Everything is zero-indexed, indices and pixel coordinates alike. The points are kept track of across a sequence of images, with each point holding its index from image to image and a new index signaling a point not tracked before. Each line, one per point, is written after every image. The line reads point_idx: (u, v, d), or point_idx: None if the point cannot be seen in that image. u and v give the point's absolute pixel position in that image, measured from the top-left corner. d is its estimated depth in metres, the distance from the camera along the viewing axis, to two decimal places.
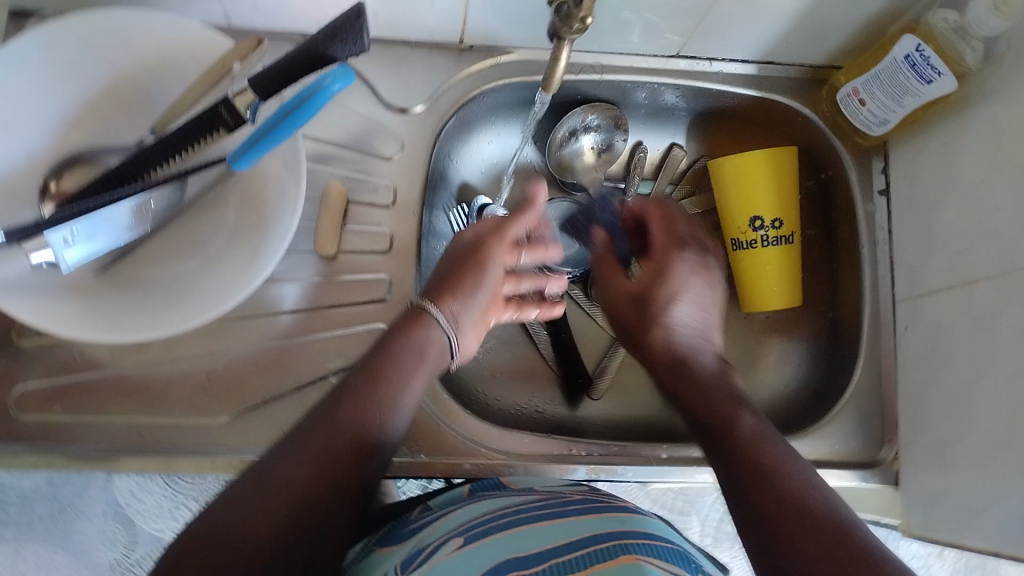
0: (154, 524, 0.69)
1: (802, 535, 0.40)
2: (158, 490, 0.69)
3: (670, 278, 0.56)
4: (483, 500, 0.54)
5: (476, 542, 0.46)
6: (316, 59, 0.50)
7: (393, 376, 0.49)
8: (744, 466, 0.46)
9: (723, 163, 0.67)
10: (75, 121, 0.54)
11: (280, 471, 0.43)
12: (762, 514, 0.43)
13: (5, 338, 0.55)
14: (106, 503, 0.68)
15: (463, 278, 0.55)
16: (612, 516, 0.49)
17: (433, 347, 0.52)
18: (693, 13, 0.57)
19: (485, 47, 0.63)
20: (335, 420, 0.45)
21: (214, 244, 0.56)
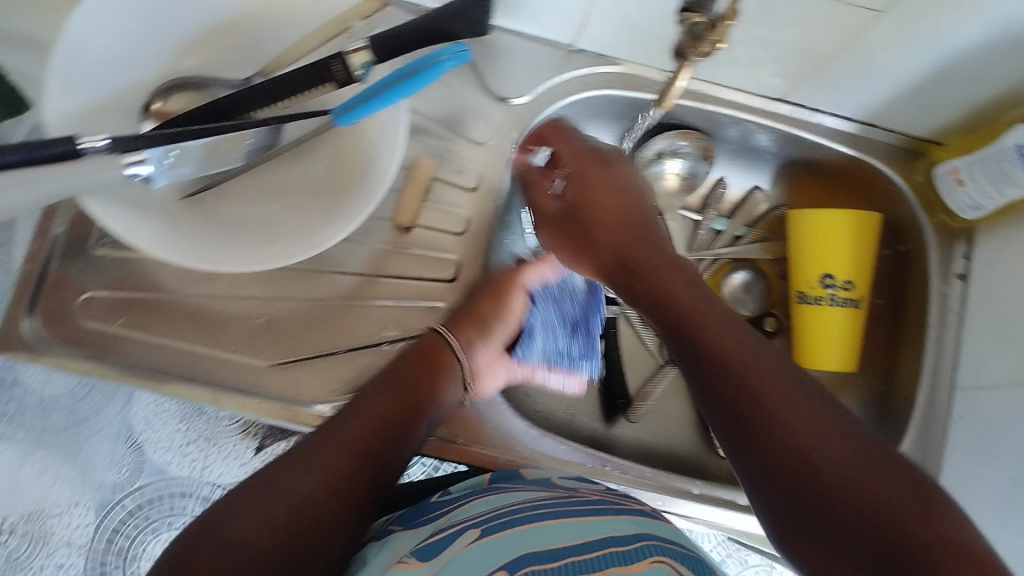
0: (162, 456, 0.70)
1: (796, 458, 0.41)
2: (172, 422, 0.71)
3: (591, 183, 0.52)
4: (498, 494, 0.53)
5: (492, 536, 0.45)
6: (435, 31, 0.52)
7: (405, 409, 0.52)
8: (727, 409, 0.44)
9: (804, 215, 0.66)
10: (189, 48, 0.55)
11: (286, 481, 0.45)
12: (764, 458, 0.42)
13: (82, 243, 0.56)
14: (119, 425, 0.69)
15: (476, 308, 0.58)
16: (630, 517, 0.50)
17: (442, 372, 0.55)
18: (810, 60, 0.57)
19: (595, 54, 0.63)
20: (333, 436, 0.48)
21: (298, 194, 0.57)
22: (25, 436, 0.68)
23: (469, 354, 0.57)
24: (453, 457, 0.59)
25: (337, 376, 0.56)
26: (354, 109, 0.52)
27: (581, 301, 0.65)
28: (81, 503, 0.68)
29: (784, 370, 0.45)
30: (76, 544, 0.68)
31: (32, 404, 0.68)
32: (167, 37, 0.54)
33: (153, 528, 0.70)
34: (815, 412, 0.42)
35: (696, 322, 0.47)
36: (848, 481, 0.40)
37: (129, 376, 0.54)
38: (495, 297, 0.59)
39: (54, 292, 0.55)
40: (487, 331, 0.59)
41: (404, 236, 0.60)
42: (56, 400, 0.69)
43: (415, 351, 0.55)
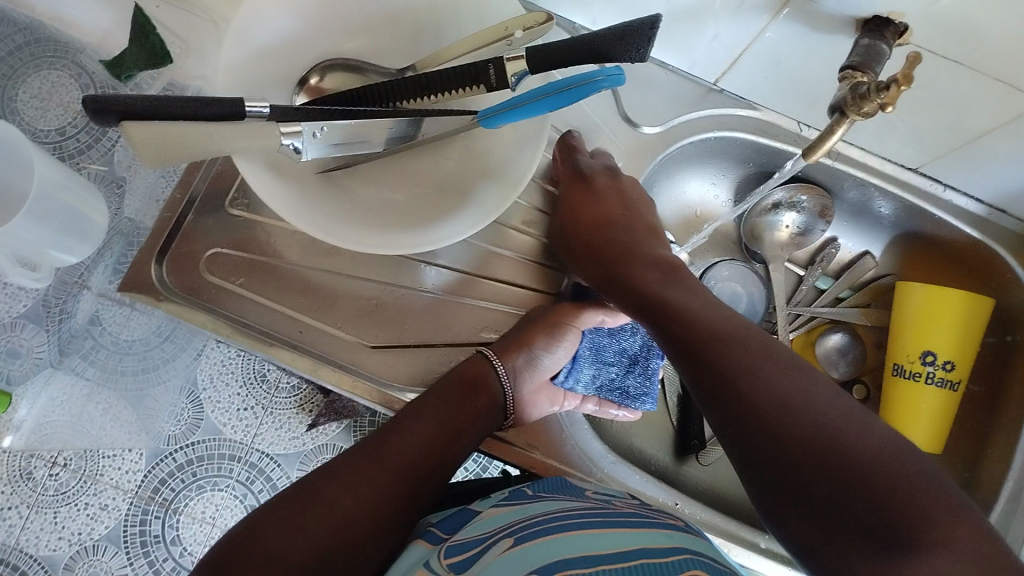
0: (220, 416, 0.70)
1: (794, 453, 0.40)
2: (235, 386, 0.71)
3: (579, 198, 0.58)
4: (531, 504, 0.52)
5: (527, 543, 0.45)
6: (592, 53, 0.52)
7: (446, 434, 0.53)
8: (715, 391, 0.44)
9: (914, 290, 0.66)
10: (355, 33, 0.58)
11: (326, 497, 0.48)
12: (754, 442, 0.42)
13: (217, 201, 0.58)
14: (184, 378, 0.71)
15: (530, 335, 0.58)
16: (662, 530, 0.49)
17: (486, 393, 0.55)
18: (952, 136, 0.57)
19: (734, 96, 0.64)
20: (378, 458, 0.50)
21: (426, 185, 0.59)
22: (94, 375, 0.70)
23: (514, 381, 0.57)
24: (527, 467, 0.60)
25: (435, 367, 0.58)
26: (501, 114, 0.54)
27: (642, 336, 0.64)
28: (135, 449, 0.69)
29: (778, 355, 0.45)
30: (122, 489, 0.68)
31: (107, 345, 0.70)
32: (336, 22, 0.57)
33: (197, 484, 0.69)
34: (802, 389, 0.42)
35: (679, 308, 0.49)
36: (840, 452, 0.39)
37: (239, 333, 0.56)
38: (550, 329, 0.58)
39: (184, 242, 0.57)
40: (533, 363, 0.58)
41: (511, 240, 0.61)
42: (131, 344, 0.71)
43: (466, 381, 0.55)
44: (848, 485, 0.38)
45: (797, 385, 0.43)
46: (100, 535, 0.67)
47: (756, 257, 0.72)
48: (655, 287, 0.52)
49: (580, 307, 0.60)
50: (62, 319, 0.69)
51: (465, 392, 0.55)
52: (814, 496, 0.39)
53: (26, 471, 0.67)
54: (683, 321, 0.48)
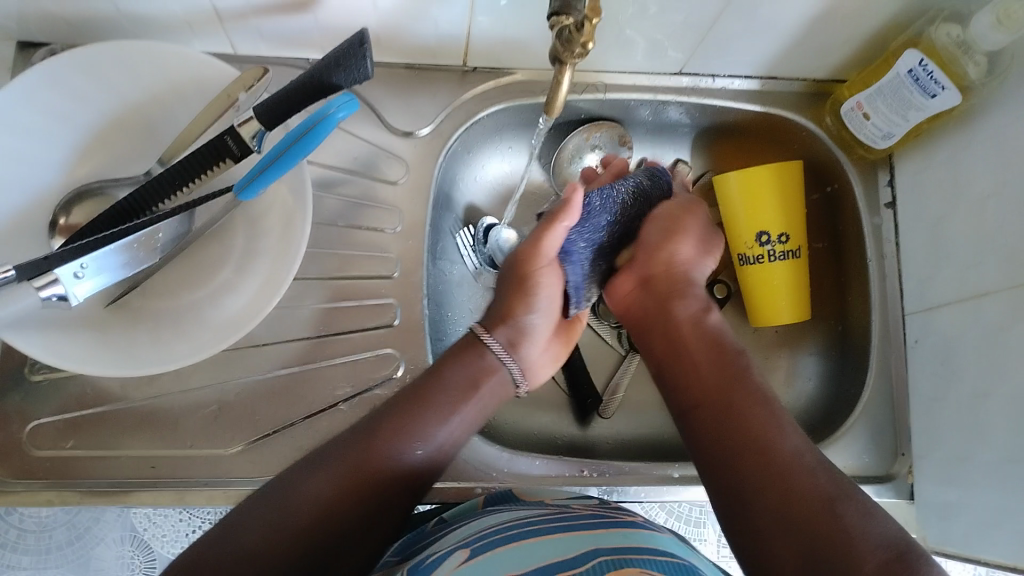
0: (171, 549, 0.64)
1: (766, 453, 0.47)
2: (173, 514, 0.64)
3: (673, 220, 0.60)
4: (486, 516, 0.53)
5: (480, 556, 0.46)
6: (317, 86, 0.51)
7: (446, 408, 0.52)
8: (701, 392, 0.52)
9: (729, 178, 0.66)
10: (85, 154, 0.55)
11: (301, 490, 0.46)
12: (731, 434, 0.49)
13: (17, 373, 0.55)
14: (122, 528, 0.63)
15: (512, 304, 0.56)
16: (618, 531, 0.49)
17: (489, 373, 0.54)
18: (694, 33, 0.58)
19: (489, 69, 0.64)
20: (374, 438, 0.49)
21: (222, 274, 0.57)
22: (31, 561, 0.62)
23: (509, 354, 0.55)
24: (432, 497, 0.58)
25: (302, 445, 0.56)
26: (256, 179, 0.52)
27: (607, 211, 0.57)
28: None
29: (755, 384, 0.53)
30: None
31: (32, 527, 0.62)
32: (58, 148, 0.53)
33: None
34: (802, 465, 0.47)
35: (732, 373, 0.53)
36: (803, 484, 0.45)
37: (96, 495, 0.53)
38: (519, 289, 0.56)
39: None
40: (523, 329, 0.57)
41: (340, 289, 0.60)
42: (53, 518, 0.63)
43: (457, 357, 0.54)
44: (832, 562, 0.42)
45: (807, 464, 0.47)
46: None
47: None
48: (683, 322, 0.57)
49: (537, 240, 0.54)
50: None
51: (465, 374, 0.53)
52: (769, 505, 0.45)
53: None
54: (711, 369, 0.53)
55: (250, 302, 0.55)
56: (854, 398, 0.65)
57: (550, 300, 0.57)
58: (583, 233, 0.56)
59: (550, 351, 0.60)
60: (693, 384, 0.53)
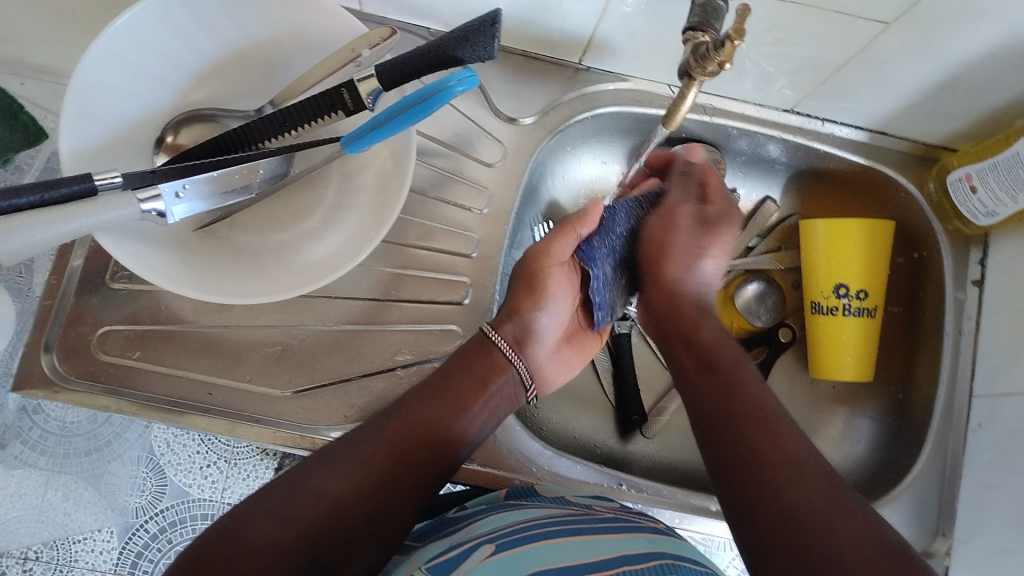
0: (183, 478, 0.69)
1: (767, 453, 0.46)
2: (192, 445, 0.70)
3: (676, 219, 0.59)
4: (511, 511, 0.53)
5: (506, 551, 0.46)
6: (443, 57, 0.51)
7: (458, 411, 0.53)
8: (706, 400, 0.52)
9: (817, 225, 0.66)
10: (202, 81, 0.56)
11: (316, 483, 0.47)
12: (732, 438, 0.48)
13: (99, 278, 0.57)
14: (140, 447, 0.69)
15: (522, 302, 0.57)
16: (642, 535, 0.50)
17: (499, 365, 0.56)
18: (817, 73, 0.57)
19: (602, 71, 0.64)
20: (385, 431, 0.50)
21: (310, 221, 0.58)
22: (47, 464, 0.68)
23: (516, 353, 0.57)
24: (471, 478, 0.59)
25: (353, 402, 0.57)
26: (365, 135, 0.53)
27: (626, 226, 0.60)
28: (104, 528, 0.68)
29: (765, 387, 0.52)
30: (100, 570, 0.68)
31: (54, 430, 0.69)
32: (180, 72, 0.55)
33: (175, 550, 0.69)
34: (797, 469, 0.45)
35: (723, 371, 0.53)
36: (796, 490, 0.44)
37: (148, 408, 0.54)
38: (530, 288, 0.57)
39: (71, 326, 0.55)
40: (530, 327, 0.57)
41: (416, 259, 0.61)
42: (77, 426, 0.69)
43: (466, 358, 0.55)
44: (808, 552, 0.41)
45: (798, 455, 0.46)
46: None
47: None
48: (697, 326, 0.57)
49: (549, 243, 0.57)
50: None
51: (476, 374, 0.54)
52: (766, 507, 0.44)
53: None
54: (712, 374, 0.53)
55: (330, 254, 0.56)
56: (904, 470, 0.63)
57: (561, 302, 0.58)
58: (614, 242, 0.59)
59: (566, 355, 0.61)
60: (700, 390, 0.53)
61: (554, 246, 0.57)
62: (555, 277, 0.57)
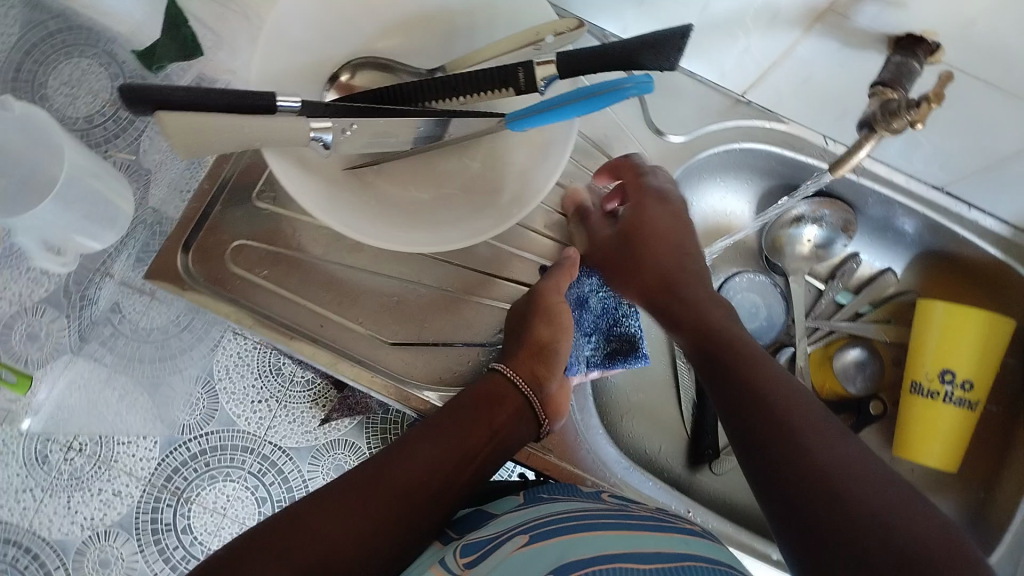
0: (235, 408, 0.75)
1: (784, 433, 0.44)
2: (249, 377, 0.76)
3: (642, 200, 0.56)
4: (546, 505, 0.54)
5: (540, 543, 0.47)
6: (626, 57, 0.52)
7: (458, 451, 0.52)
8: (740, 407, 0.47)
9: (936, 308, 0.65)
10: (388, 32, 0.58)
11: (310, 523, 0.46)
12: (754, 428, 0.46)
13: (245, 193, 0.59)
14: (200, 368, 0.75)
15: (539, 331, 0.56)
16: (676, 535, 0.50)
17: (505, 402, 0.54)
18: (981, 157, 0.57)
19: (762, 109, 0.64)
20: (382, 473, 0.49)
21: (452, 187, 0.59)
22: (114, 361, 0.71)
23: (531, 387, 0.56)
24: (540, 467, 0.60)
25: (451, 367, 0.58)
26: (532, 116, 0.54)
27: (600, 304, 0.62)
28: (149, 436, 0.72)
29: (799, 389, 0.48)
30: (135, 476, 0.72)
31: (127, 332, 0.71)
32: (370, 18, 0.57)
33: (209, 474, 0.74)
34: (842, 463, 0.43)
35: (736, 369, 0.49)
36: (833, 473, 0.42)
37: (262, 325, 0.56)
38: (546, 317, 0.56)
39: (211, 233, 0.58)
40: (546, 359, 0.56)
41: (540, 245, 0.62)
42: (149, 331, 0.72)
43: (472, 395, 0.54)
44: (852, 539, 0.39)
45: (809, 421, 0.45)
46: (113, 521, 0.71)
47: (777, 271, 0.71)
48: (708, 328, 0.52)
49: (551, 279, 0.58)
50: (85, 307, 0.68)
51: (473, 413, 0.53)
52: (798, 498, 0.42)
53: (42, 454, 0.68)
54: (722, 364, 0.50)
55: (464, 220, 0.57)
56: None
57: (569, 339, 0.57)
58: (583, 309, 0.61)
59: (564, 393, 0.59)
60: (728, 405, 0.48)
61: (561, 286, 0.58)
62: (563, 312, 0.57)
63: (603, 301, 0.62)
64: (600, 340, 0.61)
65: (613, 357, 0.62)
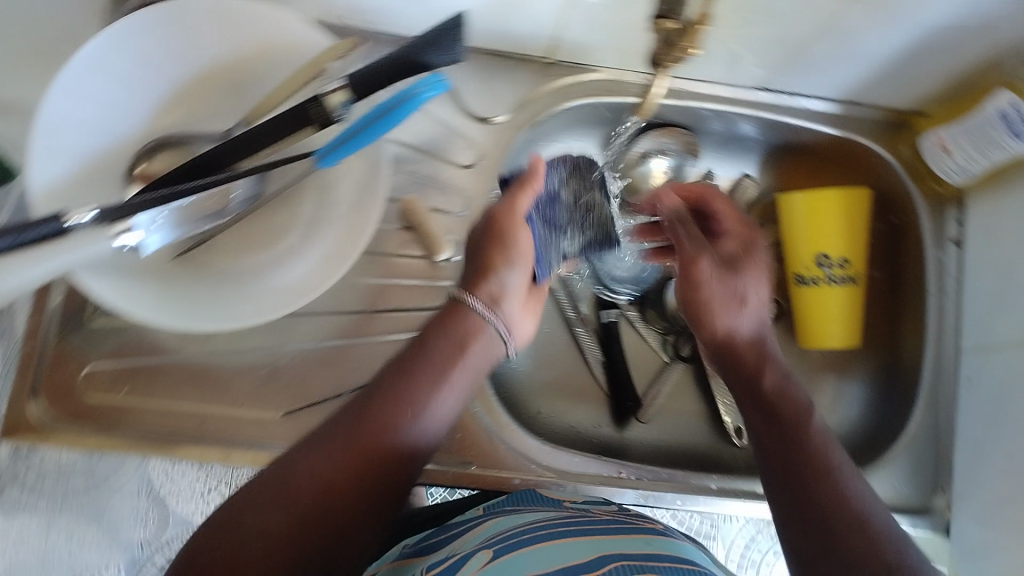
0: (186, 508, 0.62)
1: (829, 507, 0.48)
2: (191, 472, 0.62)
3: (696, 268, 0.58)
4: (513, 515, 0.53)
5: (505, 555, 0.46)
6: (407, 63, 0.50)
7: (434, 385, 0.49)
8: (784, 470, 0.51)
9: (794, 198, 0.66)
10: (169, 106, 0.54)
11: (289, 482, 0.44)
12: (793, 487, 0.50)
13: (78, 316, 0.56)
14: (137, 481, 0.61)
15: (494, 258, 0.54)
16: (639, 536, 0.49)
17: (472, 337, 0.52)
18: (783, 49, 0.58)
19: (571, 64, 0.64)
20: (360, 423, 0.47)
21: (289, 239, 0.57)
22: (47, 505, 0.61)
23: (494, 313, 0.54)
24: (465, 484, 0.58)
25: None
26: (338, 149, 0.51)
27: (571, 197, 0.61)
28: (112, 564, 0.62)
29: (848, 467, 0.51)
30: None
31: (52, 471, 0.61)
32: (143, 97, 0.54)
33: None
34: (879, 553, 0.46)
35: (786, 423, 0.53)
36: (864, 556, 0.46)
37: (144, 444, 0.54)
38: (499, 240, 0.54)
39: (56, 368, 0.55)
40: (502, 286, 0.54)
41: (397, 267, 0.61)
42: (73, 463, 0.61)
43: (440, 326, 0.52)
44: None
45: (858, 503, 0.48)
46: None
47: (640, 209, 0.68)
48: (770, 397, 0.54)
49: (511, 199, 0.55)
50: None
51: (449, 342, 0.51)
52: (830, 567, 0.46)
53: None
54: (776, 420, 0.53)
55: (309, 272, 0.56)
56: (898, 430, 0.64)
57: (526, 260, 0.56)
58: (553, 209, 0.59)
59: (530, 307, 0.59)
60: (770, 448, 0.52)
61: (519, 207, 0.55)
62: (520, 230, 0.55)
63: (575, 193, 0.62)
64: (574, 232, 0.62)
65: (592, 244, 0.64)
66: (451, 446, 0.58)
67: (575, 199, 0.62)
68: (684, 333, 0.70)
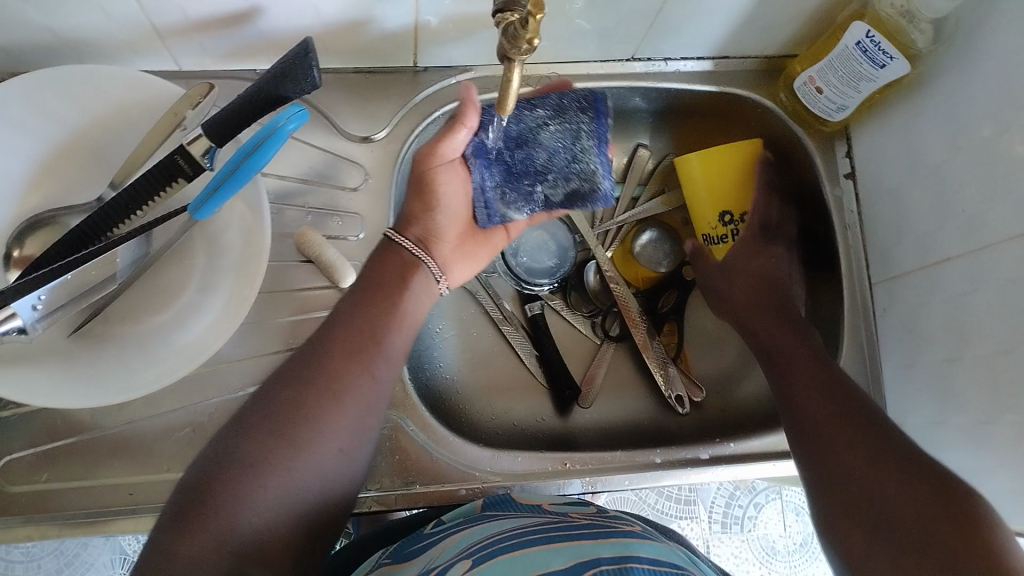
0: None
1: (841, 435, 0.50)
2: None
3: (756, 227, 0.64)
4: (488, 522, 0.52)
5: (483, 564, 0.44)
6: (266, 99, 0.50)
7: (388, 310, 0.51)
8: (801, 410, 0.53)
9: (689, 160, 0.67)
10: (35, 184, 0.53)
11: (271, 418, 0.45)
12: (809, 423, 0.52)
13: None
14: None
15: (416, 205, 0.55)
16: (617, 539, 0.48)
17: (412, 269, 0.54)
18: (641, 19, 0.58)
19: (439, 69, 0.64)
20: (324, 357, 0.48)
21: (188, 294, 0.56)
22: None
23: (425, 252, 0.55)
24: (415, 502, 0.58)
25: None
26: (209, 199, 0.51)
27: (546, 136, 0.54)
28: None
29: (859, 400, 0.52)
30: None
31: None
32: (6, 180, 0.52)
33: None
34: (899, 470, 0.47)
35: (794, 368, 0.55)
36: (883, 480, 0.47)
37: (78, 526, 0.53)
38: (423, 189, 0.55)
39: None
40: (431, 226, 0.56)
41: (309, 300, 0.59)
42: None
43: (380, 260, 0.53)
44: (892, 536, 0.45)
45: (871, 432, 0.49)
46: None
47: None
48: (778, 344, 0.57)
49: (434, 142, 0.53)
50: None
51: (392, 271, 0.53)
52: (851, 491, 0.47)
53: None
54: (779, 366, 0.56)
55: (214, 323, 0.55)
56: None
57: (456, 201, 0.56)
58: (503, 144, 0.55)
59: (467, 249, 0.60)
60: (783, 393, 0.55)
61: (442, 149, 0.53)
62: (450, 173, 0.55)
63: (558, 133, 0.54)
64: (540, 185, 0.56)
65: (569, 200, 0.57)
66: (390, 468, 0.58)
67: (558, 141, 0.54)
68: (608, 313, 0.70)
